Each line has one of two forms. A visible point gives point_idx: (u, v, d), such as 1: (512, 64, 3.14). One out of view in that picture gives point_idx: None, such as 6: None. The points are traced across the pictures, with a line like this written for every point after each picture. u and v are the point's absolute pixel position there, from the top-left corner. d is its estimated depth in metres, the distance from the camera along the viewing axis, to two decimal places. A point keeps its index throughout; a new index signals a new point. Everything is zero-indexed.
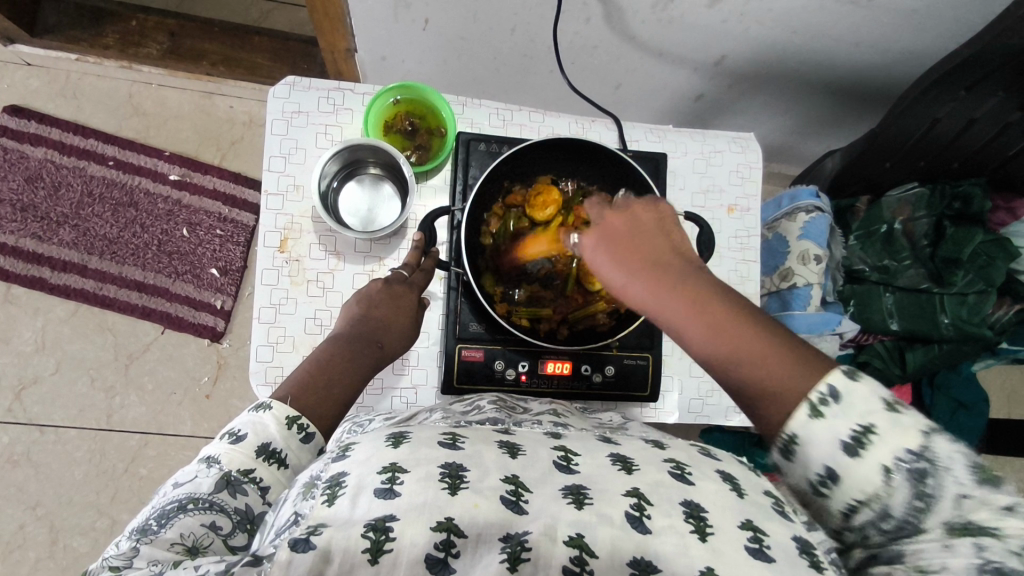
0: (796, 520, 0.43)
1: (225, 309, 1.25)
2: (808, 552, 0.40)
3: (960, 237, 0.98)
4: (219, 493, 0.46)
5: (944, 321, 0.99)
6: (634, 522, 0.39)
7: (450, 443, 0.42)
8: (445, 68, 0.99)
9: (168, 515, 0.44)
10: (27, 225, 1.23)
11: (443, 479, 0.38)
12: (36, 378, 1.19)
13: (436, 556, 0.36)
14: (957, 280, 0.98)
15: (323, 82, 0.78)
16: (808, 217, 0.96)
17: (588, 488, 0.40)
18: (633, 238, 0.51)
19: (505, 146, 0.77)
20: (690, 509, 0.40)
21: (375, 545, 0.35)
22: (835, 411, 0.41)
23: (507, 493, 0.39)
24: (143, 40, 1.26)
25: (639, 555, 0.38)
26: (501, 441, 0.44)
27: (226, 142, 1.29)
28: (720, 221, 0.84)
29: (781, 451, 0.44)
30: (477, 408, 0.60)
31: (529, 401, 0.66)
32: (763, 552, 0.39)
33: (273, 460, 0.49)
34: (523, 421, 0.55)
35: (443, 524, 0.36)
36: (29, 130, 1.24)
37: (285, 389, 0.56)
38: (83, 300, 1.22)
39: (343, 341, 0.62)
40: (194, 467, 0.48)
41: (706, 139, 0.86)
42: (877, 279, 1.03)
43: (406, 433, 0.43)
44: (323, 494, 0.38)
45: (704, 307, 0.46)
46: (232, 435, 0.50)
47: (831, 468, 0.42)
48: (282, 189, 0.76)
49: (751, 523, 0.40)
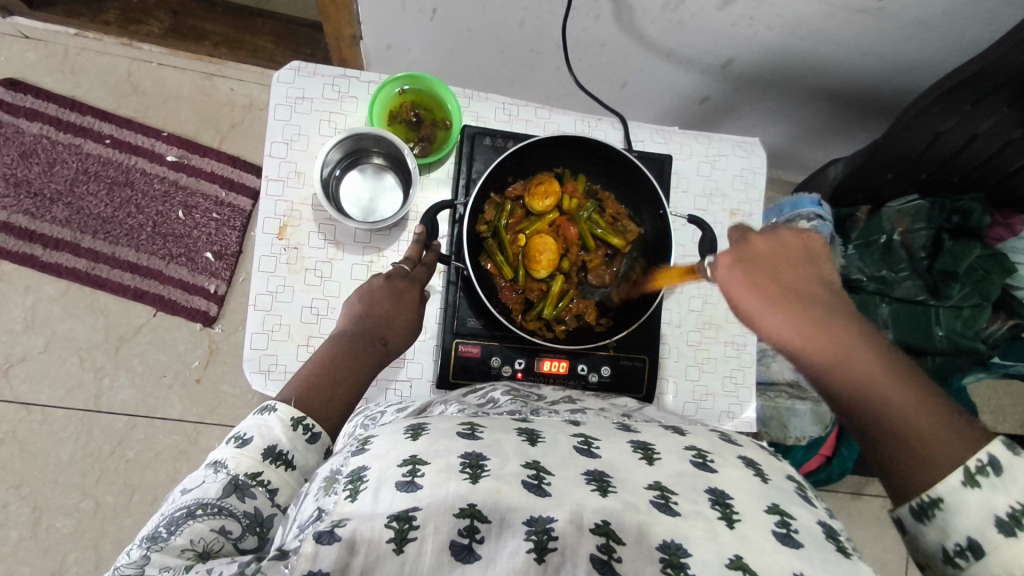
0: (817, 505, 0.44)
1: (219, 294, 1.24)
2: (834, 536, 0.41)
3: (958, 250, 0.99)
4: (227, 498, 0.46)
5: (939, 334, 1.00)
6: (661, 506, 0.39)
7: (469, 434, 0.42)
8: (450, 60, 0.98)
9: (177, 522, 0.43)
10: (20, 201, 1.21)
11: (463, 470, 0.38)
12: (24, 356, 1.18)
13: (461, 542, 0.35)
14: (953, 294, 0.99)
15: (329, 69, 0.77)
16: (809, 225, 0.96)
17: (610, 476, 0.40)
18: (788, 275, 0.53)
19: (510, 141, 0.77)
20: (716, 497, 0.40)
21: (399, 535, 0.34)
22: (993, 482, 0.44)
23: (529, 477, 0.39)
24: (145, 18, 1.23)
25: (668, 538, 0.37)
26: (519, 428, 0.45)
27: (225, 125, 1.27)
28: (721, 225, 0.84)
29: (916, 511, 0.46)
30: (492, 401, 0.59)
31: (544, 391, 0.67)
32: (791, 536, 0.39)
33: (279, 463, 0.49)
34: (542, 411, 0.54)
35: (466, 510, 0.36)
36: (24, 104, 1.22)
37: (290, 390, 0.55)
38: (74, 279, 1.20)
39: (346, 341, 0.61)
40: (202, 472, 0.48)
41: (711, 142, 0.85)
42: (874, 290, 1.03)
43: (424, 426, 0.43)
44: (345, 488, 0.38)
45: (840, 352, 0.49)
46: (238, 438, 0.50)
47: (976, 539, 0.44)
48: (283, 175, 0.75)
49: (777, 507, 0.41)
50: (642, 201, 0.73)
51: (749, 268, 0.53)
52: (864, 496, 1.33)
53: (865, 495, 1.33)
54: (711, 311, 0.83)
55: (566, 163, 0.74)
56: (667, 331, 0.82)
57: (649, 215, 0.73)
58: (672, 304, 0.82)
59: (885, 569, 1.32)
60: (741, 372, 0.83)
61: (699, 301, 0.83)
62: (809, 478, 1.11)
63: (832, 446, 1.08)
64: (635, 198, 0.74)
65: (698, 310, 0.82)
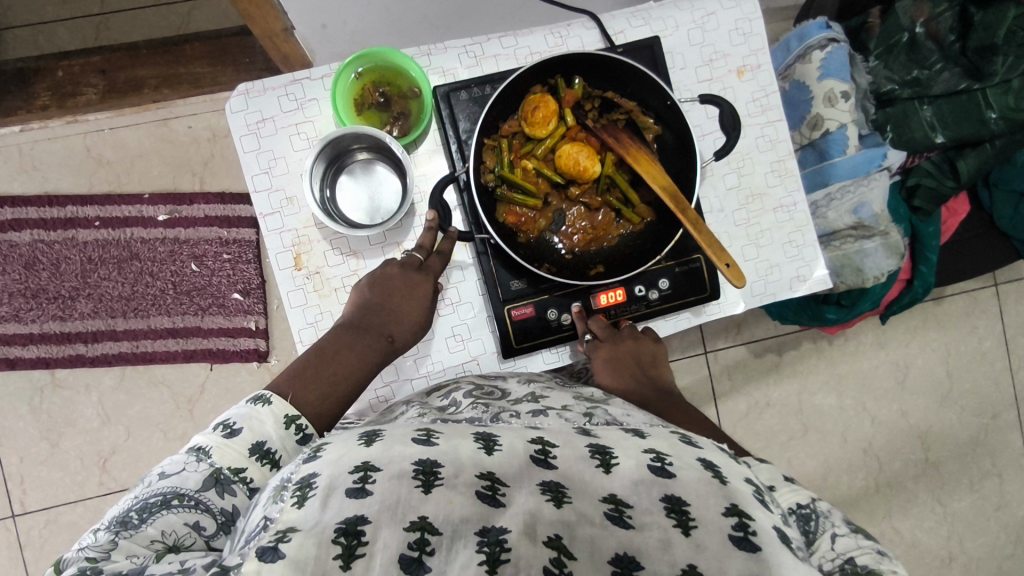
0: (773, 509, 0.44)
1: (261, 328, 1.24)
2: (788, 541, 0.41)
3: (989, 20, 0.89)
4: (206, 491, 0.46)
5: (992, 117, 0.90)
6: (615, 520, 0.40)
7: (425, 439, 0.43)
8: (390, 16, 0.90)
9: (151, 509, 0.43)
10: (45, 309, 1.21)
11: (416, 476, 0.39)
12: (113, 448, 1.21)
13: (410, 555, 0.35)
14: (997, 69, 0.89)
15: (276, 79, 0.71)
16: (824, 53, 0.89)
17: (566, 485, 0.42)
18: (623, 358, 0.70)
19: (487, 86, 0.70)
20: (672, 505, 0.41)
21: (348, 550, 0.35)
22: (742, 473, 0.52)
23: (482, 488, 0.40)
24: (76, 88, 1.19)
25: (621, 551, 0.38)
26: (477, 432, 0.45)
27: (199, 165, 1.23)
28: (733, 89, 0.77)
29: None
30: (453, 403, 0.60)
31: (509, 382, 0.67)
32: (749, 539, 0.39)
33: (265, 460, 0.50)
34: (502, 415, 0.54)
35: (416, 524, 0.37)
36: (7, 216, 1.20)
37: (280, 381, 0.57)
38: (125, 362, 1.22)
39: (352, 331, 0.63)
40: (182, 456, 0.48)
41: (694, 5, 0.77)
42: (910, 95, 0.94)
43: (380, 432, 0.44)
44: (293, 495, 0.38)
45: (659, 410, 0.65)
46: (225, 427, 0.50)
47: None
48: (276, 206, 0.71)
49: (737, 509, 0.41)
50: (643, 88, 0.67)
51: (622, 357, 0.70)
52: (947, 298, 1.30)
53: (947, 296, 1.30)
54: (749, 182, 0.77)
55: (559, 72, 0.66)
56: (711, 220, 0.77)
57: (656, 100, 0.67)
58: (709, 191, 0.77)
59: (985, 360, 1.31)
60: (799, 234, 0.78)
61: (734, 177, 0.77)
62: (894, 306, 1.09)
63: (908, 269, 1.03)
64: (632, 88, 0.67)
65: (735, 187, 0.77)
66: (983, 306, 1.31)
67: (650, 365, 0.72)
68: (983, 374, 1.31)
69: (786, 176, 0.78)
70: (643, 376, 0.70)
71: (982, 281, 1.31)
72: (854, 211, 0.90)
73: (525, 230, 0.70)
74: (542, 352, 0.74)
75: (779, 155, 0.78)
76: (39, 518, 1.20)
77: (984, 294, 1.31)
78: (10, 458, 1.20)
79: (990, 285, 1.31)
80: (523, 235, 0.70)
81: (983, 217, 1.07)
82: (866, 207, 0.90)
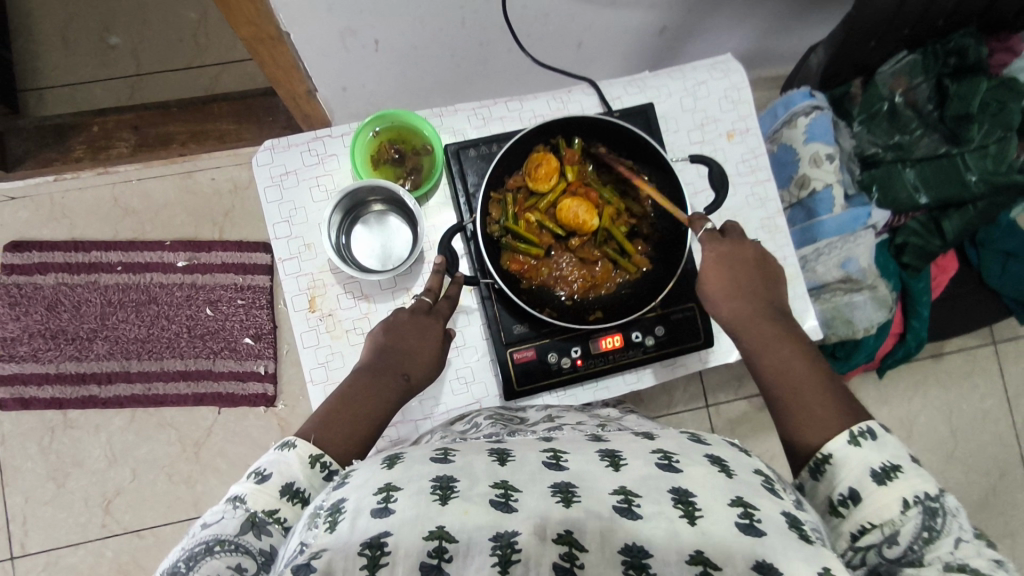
0: (784, 497, 0.47)
1: (271, 372, 1.27)
2: (797, 526, 0.43)
3: (964, 91, 0.94)
4: (244, 534, 0.48)
5: (972, 179, 0.95)
6: (623, 511, 0.42)
7: (442, 458, 0.46)
8: (406, 81, 0.97)
9: (196, 558, 0.46)
10: (62, 350, 1.26)
11: (434, 492, 0.42)
12: (118, 489, 1.22)
13: (430, 562, 0.38)
14: (973, 136, 0.94)
15: (300, 136, 0.78)
16: (808, 119, 0.95)
17: (576, 485, 0.44)
18: (734, 278, 0.67)
19: (493, 144, 0.76)
20: (679, 496, 0.43)
21: (372, 560, 0.37)
22: (870, 443, 0.53)
23: (496, 496, 0.42)
24: (110, 142, 1.27)
25: (631, 542, 0.40)
26: (492, 447, 0.48)
27: (219, 216, 1.29)
28: (724, 150, 0.83)
29: (812, 470, 0.55)
30: (474, 425, 0.64)
31: (528, 412, 0.71)
32: (755, 525, 0.42)
33: (297, 499, 0.52)
34: (521, 432, 0.60)
35: (435, 532, 0.39)
36: (34, 260, 1.26)
37: (309, 428, 0.59)
38: (137, 404, 1.25)
39: (367, 375, 0.65)
40: (222, 507, 0.51)
41: (686, 75, 0.83)
42: (893, 158, 1.00)
43: (401, 454, 0.46)
44: (325, 522, 0.41)
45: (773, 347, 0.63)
46: (258, 474, 0.52)
47: (855, 490, 0.51)
48: (295, 251, 0.76)
49: (741, 500, 0.44)
50: (637, 149, 0.72)
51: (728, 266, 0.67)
52: (946, 355, 1.32)
53: (946, 353, 1.32)
54: None
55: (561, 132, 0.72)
56: None
57: (650, 160, 0.72)
58: None
59: (989, 418, 1.32)
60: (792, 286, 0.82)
61: None
62: (888, 360, 1.11)
63: (902, 322, 1.08)
64: (628, 148, 0.73)
65: None
66: (983, 364, 1.33)
67: (772, 292, 0.68)
68: (987, 432, 1.32)
69: (775, 232, 0.82)
70: (753, 293, 0.66)
71: (981, 339, 1.33)
72: (842, 265, 0.94)
73: (529, 276, 0.74)
74: (543, 393, 0.77)
75: (769, 213, 0.83)
76: (39, 560, 1.20)
77: (983, 352, 1.33)
78: (15, 497, 1.22)
79: (988, 343, 1.33)
80: (526, 282, 0.74)
81: (972, 274, 1.10)
82: (854, 262, 0.94)
